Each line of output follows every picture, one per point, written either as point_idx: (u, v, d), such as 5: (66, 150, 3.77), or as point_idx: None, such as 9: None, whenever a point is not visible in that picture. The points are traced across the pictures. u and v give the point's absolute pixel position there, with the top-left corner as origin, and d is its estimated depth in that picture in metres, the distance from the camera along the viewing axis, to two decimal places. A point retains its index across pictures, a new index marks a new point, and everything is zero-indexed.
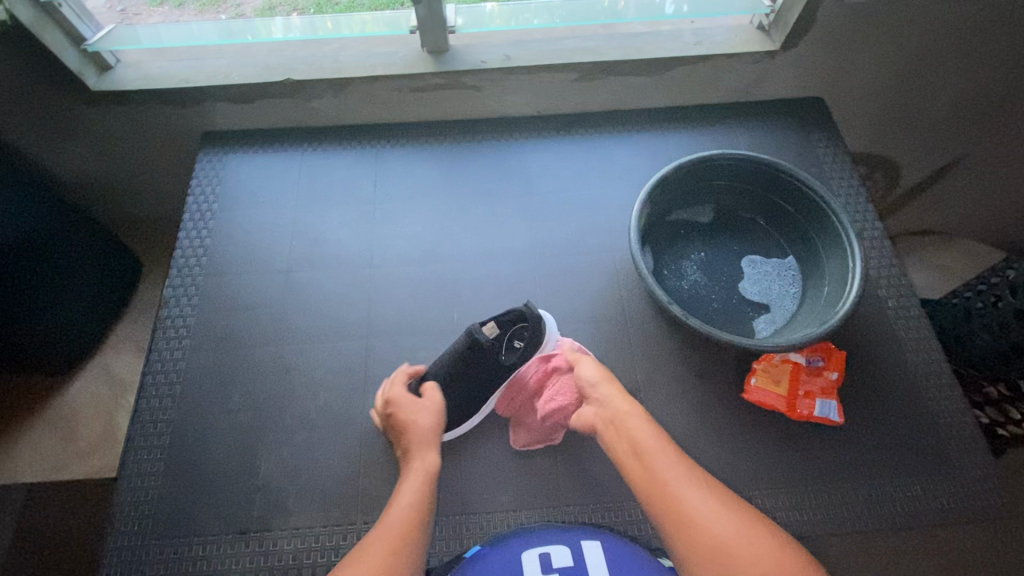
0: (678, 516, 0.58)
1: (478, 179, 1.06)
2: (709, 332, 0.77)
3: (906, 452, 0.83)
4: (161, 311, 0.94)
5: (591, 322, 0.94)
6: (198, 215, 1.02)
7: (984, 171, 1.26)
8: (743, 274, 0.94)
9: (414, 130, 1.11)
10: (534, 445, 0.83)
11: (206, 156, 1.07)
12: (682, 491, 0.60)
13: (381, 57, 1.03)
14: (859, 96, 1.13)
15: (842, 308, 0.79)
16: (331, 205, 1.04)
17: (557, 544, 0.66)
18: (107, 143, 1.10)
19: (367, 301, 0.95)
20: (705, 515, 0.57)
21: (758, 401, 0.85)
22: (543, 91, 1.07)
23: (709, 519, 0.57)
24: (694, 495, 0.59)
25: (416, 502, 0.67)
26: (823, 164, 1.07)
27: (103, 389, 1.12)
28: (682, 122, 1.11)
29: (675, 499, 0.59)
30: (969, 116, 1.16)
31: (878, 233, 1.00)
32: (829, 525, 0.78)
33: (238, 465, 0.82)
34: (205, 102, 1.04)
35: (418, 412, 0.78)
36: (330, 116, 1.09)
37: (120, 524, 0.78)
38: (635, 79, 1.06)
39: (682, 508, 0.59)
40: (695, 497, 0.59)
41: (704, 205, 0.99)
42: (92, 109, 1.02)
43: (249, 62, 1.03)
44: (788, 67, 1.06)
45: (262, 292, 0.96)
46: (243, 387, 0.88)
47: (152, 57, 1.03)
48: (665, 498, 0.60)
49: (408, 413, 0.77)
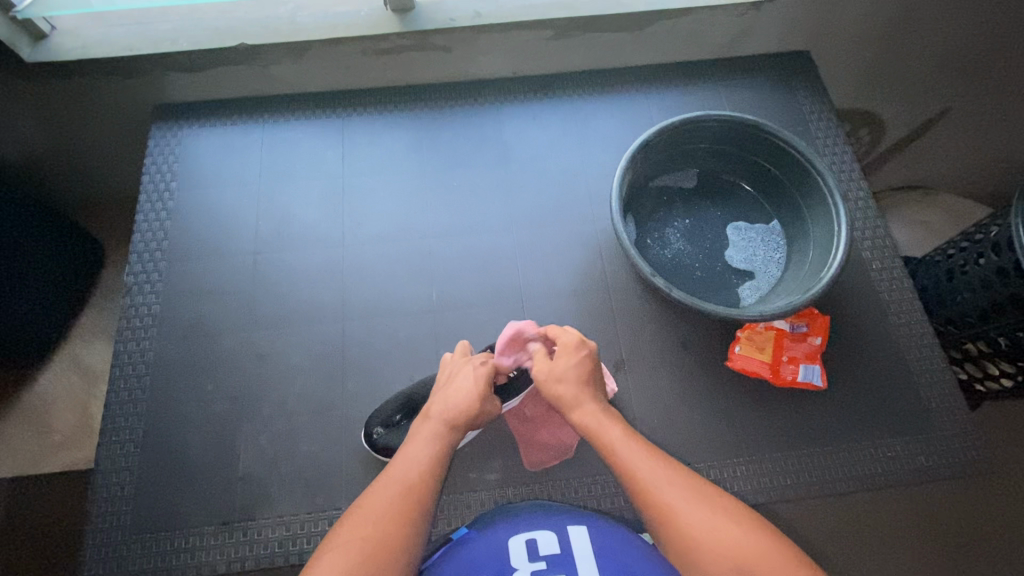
0: (662, 520, 0.58)
1: (453, 147, 1.02)
2: (693, 305, 0.75)
3: (887, 414, 0.84)
4: (124, 299, 0.89)
5: (574, 295, 0.92)
6: (155, 194, 0.97)
7: (971, 122, 1.23)
8: (728, 241, 0.92)
9: (384, 96, 1.04)
10: (550, 461, 0.81)
11: (159, 131, 1.01)
12: (661, 492, 0.59)
13: (342, 16, 0.95)
14: (845, 48, 1.09)
15: (828, 273, 0.77)
16: (298, 180, 0.99)
17: (543, 529, 0.64)
18: (51, 119, 1.03)
19: (342, 280, 0.92)
20: (702, 520, 0.57)
21: (742, 368, 0.85)
22: (519, 49, 1.01)
23: (707, 525, 0.56)
24: (686, 499, 0.58)
25: (433, 465, 0.64)
26: (808, 123, 1.04)
27: (75, 379, 1.08)
28: (663, 81, 1.06)
29: (671, 510, 0.58)
30: (956, 65, 1.12)
31: (863, 194, 0.99)
32: (808, 489, 0.80)
33: (216, 456, 0.81)
34: (155, 71, 0.97)
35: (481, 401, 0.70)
36: (291, 82, 1.02)
37: (102, 521, 0.77)
38: (615, 35, 1.00)
39: (676, 517, 0.57)
40: (687, 502, 0.58)
41: (688, 170, 0.96)
42: (30, 82, 0.95)
43: (199, 25, 0.95)
44: (772, 19, 1.01)
45: (231, 275, 0.92)
46: (217, 376, 0.85)
47: (93, 23, 0.95)
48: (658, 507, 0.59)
49: (467, 393, 0.69)
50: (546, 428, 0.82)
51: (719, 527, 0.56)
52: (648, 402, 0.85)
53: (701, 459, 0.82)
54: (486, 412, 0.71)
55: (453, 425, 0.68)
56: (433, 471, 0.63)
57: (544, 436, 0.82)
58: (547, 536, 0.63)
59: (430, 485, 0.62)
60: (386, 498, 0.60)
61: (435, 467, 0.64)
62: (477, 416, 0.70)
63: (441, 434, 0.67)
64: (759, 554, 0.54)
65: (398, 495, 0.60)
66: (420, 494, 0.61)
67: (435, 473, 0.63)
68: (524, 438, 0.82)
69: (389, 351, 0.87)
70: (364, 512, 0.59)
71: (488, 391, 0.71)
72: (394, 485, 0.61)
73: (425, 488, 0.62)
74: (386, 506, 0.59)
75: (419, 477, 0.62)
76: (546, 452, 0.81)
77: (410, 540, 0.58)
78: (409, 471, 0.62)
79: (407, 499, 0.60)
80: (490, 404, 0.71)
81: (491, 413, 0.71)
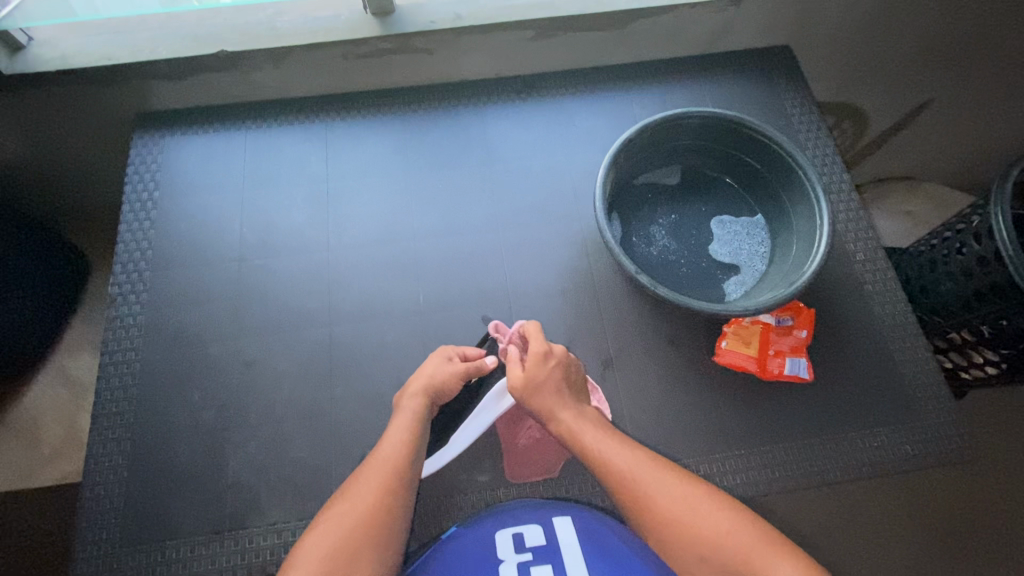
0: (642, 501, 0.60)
1: (436, 149, 1.02)
2: (678, 301, 0.75)
3: (873, 404, 0.85)
4: (109, 311, 0.89)
5: (561, 293, 0.92)
6: (138, 204, 0.96)
7: (951, 112, 1.24)
8: (713, 236, 0.93)
9: (367, 100, 1.04)
10: (532, 476, 0.80)
11: (140, 140, 1.00)
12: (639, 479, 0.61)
13: (322, 21, 0.96)
14: (824, 41, 1.09)
15: (811, 266, 0.78)
16: (282, 186, 0.98)
17: (528, 522, 0.67)
18: (32, 131, 1.02)
19: (329, 285, 0.92)
20: (679, 502, 0.59)
21: (729, 363, 0.86)
22: (500, 49, 1.01)
23: (682, 509, 0.59)
24: (665, 487, 0.60)
25: (408, 439, 0.66)
26: (789, 117, 1.04)
27: (62, 392, 1.06)
28: (645, 79, 1.07)
29: (649, 502, 0.59)
30: (934, 56, 1.14)
31: (845, 186, 0.99)
32: (796, 481, 0.81)
33: (205, 464, 0.80)
34: (134, 81, 0.97)
35: (437, 372, 0.71)
36: (273, 88, 1.02)
37: (91, 535, 0.76)
38: (595, 34, 1.01)
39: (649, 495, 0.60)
40: (663, 491, 0.60)
41: (671, 166, 0.96)
42: (10, 95, 0.95)
43: (178, 33, 0.95)
44: (750, 15, 1.02)
45: (216, 282, 0.92)
46: (204, 385, 0.85)
47: (70, 33, 0.95)
48: (640, 502, 0.60)
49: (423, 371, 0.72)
50: (531, 442, 0.81)
51: (692, 502, 0.59)
52: (637, 399, 0.85)
53: (690, 453, 0.82)
54: (447, 380, 0.71)
55: (423, 399, 0.70)
56: (407, 444, 0.65)
57: (530, 451, 0.81)
58: (533, 530, 0.66)
59: (407, 462, 0.64)
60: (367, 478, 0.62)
61: (411, 446, 0.65)
62: (443, 388, 0.71)
63: (410, 412, 0.68)
64: (734, 535, 0.57)
65: (384, 478, 0.62)
66: (395, 469, 0.63)
67: (410, 446, 0.65)
68: (509, 449, 0.81)
69: (376, 355, 0.87)
70: (355, 494, 0.61)
71: (445, 365, 0.72)
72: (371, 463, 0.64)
73: (409, 464, 0.64)
74: (375, 489, 0.61)
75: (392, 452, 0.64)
76: (529, 466, 0.80)
77: (399, 520, 0.60)
78: (382, 449, 0.65)
79: (395, 478, 0.62)
80: (451, 372, 0.71)
81: (456, 378, 0.71)
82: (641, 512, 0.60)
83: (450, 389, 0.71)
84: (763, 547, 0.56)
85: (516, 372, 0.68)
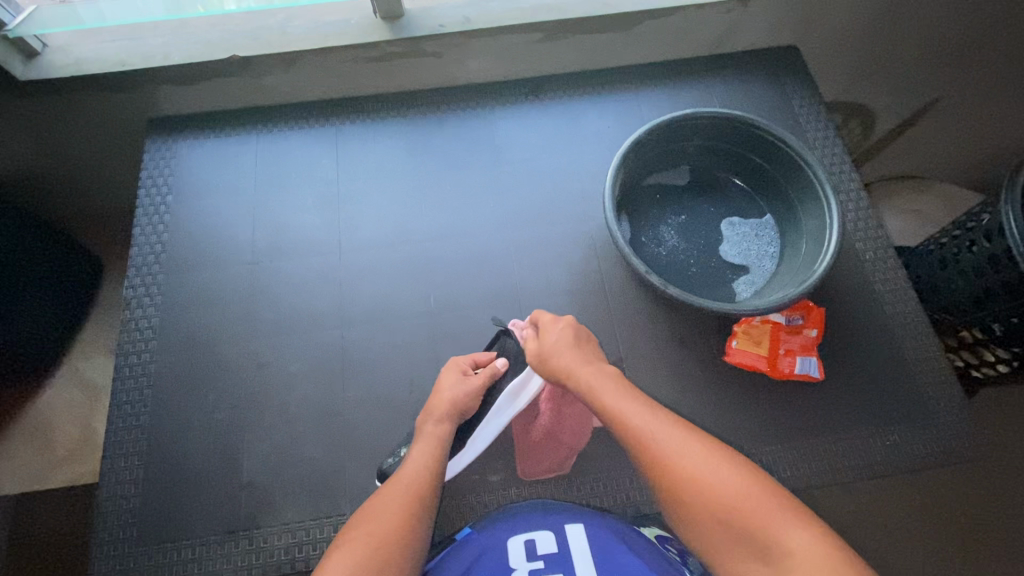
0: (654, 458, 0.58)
1: (445, 151, 1.02)
2: (688, 300, 0.75)
3: (885, 403, 0.85)
4: (123, 313, 0.90)
5: (571, 294, 0.92)
6: (151, 208, 0.97)
7: (959, 111, 1.24)
8: (722, 236, 0.93)
9: (377, 104, 1.05)
10: (544, 474, 0.80)
11: (153, 144, 1.01)
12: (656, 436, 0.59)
13: (331, 25, 0.97)
14: (831, 41, 1.10)
15: (821, 264, 0.78)
16: (293, 189, 0.99)
17: (541, 530, 0.66)
18: (47, 136, 1.03)
19: (340, 287, 0.93)
20: (695, 460, 0.57)
21: (739, 362, 0.86)
22: (508, 53, 1.02)
23: (691, 461, 0.56)
24: (677, 441, 0.58)
25: (430, 461, 0.68)
26: (798, 117, 1.04)
27: (77, 394, 1.08)
28: (652, 80, 1.07)
29: (660, 454, 0.58)
30: (941, 54, 1.14)
31: (854, 185, 0.99)
32: (808, 480, 0.81)
33: (219, 464, 0.81)
34: (147, 86, 0.98)
35: (454, 391, 0.75)
36: (283, 92, 1.03)
37: (108, 535, 0.77)
38: (603, 36, 1.01)
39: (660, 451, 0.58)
40: (675, 444, 0.58)
41: (679, 167, 0.97)
42: (25, 100, 0.96)
43: (191, 39, 0.97)
44: (757, 16, 1.03)
45: (228, 286, 0.92)
46: (218, 387, 0.86)
47: (84, 40, 0.96)
48: (655, 458, 0.58)
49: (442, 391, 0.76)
50: (544, 443, 0.81)
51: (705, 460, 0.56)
52: (648, 399, 0.86)
53: None
54: (465, 401, 0.75)
55: (443, 421, 0.73)
56: (429, 465, 0.68)
57: (543, 449, 0.81)
58: (545, 536, 0.65)
59: (430, 481, 0.66)
60: (393, 496, 0.64)
61: (433, 467, 0.68)
62: (463, 409, 0.75)
63: (432, 434, 0.72)
64: (742, 495, 0.53)
65: (408, 495, 0.64)
66: (421, 488, 0.65)
67: (433, 468, 0.68)
68: (522, 449, 0.81)
69: (388, 357, 0.88)
70: (381, 508, 0.62)
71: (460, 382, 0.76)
72: (396, 483, 0.66)
73: (432, 486, 0.66)
74: (401, 504, 0.62)
75: (416, 472, 0.67)
76: (540, 465, 0.80)
77: (424, 533, 0.61)
78: (405, 471, 0.67)
79: (420, 495, 0.64)
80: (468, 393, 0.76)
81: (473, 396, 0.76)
82: (652, 464, 0.58)
83: (470, 406, 0.76)
84: (780, 514, 0.52)
85: (531, 343, 0.73)
